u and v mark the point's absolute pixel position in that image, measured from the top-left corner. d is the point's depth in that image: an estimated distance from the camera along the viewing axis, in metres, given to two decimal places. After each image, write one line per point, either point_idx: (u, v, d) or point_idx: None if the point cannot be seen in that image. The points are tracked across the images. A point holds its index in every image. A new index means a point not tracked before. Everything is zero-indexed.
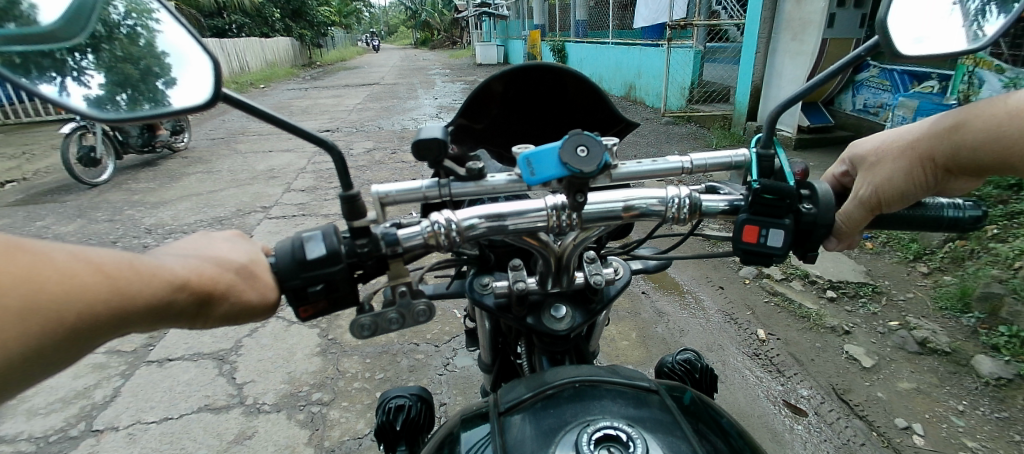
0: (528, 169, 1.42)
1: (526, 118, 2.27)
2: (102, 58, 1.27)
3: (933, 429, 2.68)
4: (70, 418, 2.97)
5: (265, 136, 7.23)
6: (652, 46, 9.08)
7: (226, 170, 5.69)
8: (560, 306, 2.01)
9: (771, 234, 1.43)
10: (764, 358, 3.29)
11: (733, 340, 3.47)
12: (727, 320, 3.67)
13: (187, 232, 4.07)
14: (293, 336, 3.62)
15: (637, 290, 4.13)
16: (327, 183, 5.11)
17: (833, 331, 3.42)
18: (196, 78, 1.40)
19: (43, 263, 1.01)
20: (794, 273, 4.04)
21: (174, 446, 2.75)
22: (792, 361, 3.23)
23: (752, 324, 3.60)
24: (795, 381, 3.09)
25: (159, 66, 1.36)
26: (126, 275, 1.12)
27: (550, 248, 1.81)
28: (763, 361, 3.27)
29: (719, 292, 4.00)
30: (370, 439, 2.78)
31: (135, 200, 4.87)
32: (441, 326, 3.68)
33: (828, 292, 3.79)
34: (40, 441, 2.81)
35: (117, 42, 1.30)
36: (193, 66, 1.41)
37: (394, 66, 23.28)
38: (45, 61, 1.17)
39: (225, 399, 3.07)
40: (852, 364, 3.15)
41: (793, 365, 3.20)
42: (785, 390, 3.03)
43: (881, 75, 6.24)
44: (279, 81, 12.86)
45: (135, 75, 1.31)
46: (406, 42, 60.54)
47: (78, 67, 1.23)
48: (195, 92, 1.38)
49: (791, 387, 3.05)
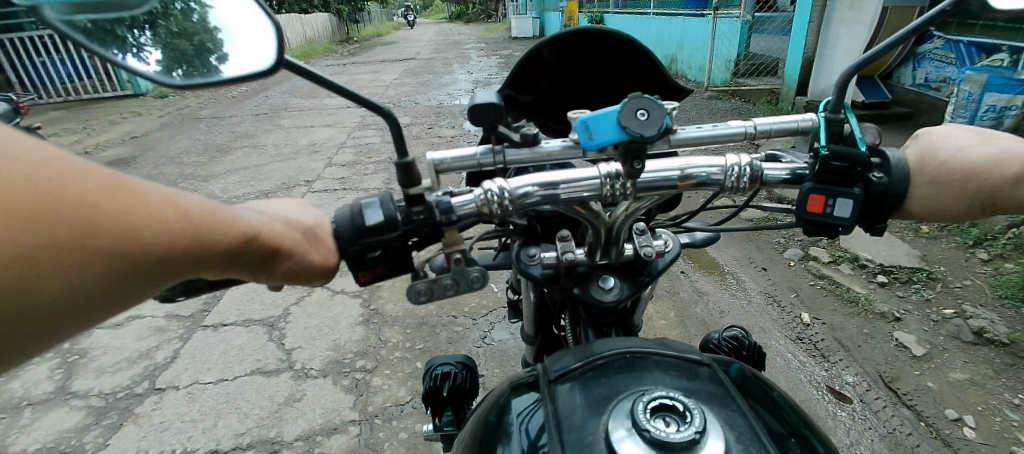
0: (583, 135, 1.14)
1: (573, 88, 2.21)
2: (159, 35, 1.11)
3: (985, 422, 2.57)
4: (136, 377, 3.19)
5: (307, 111, 7.39)
6: (696, 18, 8.72)
7: (271, 144, 5.87)
8: (610, 278, 1.56)
9: (839, 203, 1.16)
10: (808, 342, 3.21)
11: (774, 323, 3.39)
12: (770, 302, 3.58)
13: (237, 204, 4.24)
14: (337, 306, 3.75)
15: (675, 269, 4.08)
16: (367, 158, 5.20)
17: (883, 317, 3.29)
18: (249, 51, 1.20)
19: (124, 196, 0.70)
20: (842, 257, 3.90)
21: (229, 406, 2.93)
22: (837, 346, 3.14)
23: (796, 307, 3.51)
24: (840, 367, 3.00)
25: (213, 41, 1.17)
26: (216, 224, 0.81)
27: (597, 217, 1.40)
28: (806, 346, 3.19)
29: (762, 275, 3.89)
30: (411, 406, 2.88)
31: (188, 173, 5.10)
32: (479, 300, 3.73)
33: (878, 277, 3.65)
34: (110, 397, 3.04)
35: (172, 19, 1.15)
36: (247, 39, 1.20)
37: (430, 42, 23.25)
38: (105, 34, 1.03)
39: (275, 364, 3.23)
40: (901, 352, 3.03)
41: (839, 350, 3.11)
42: (829, 376, 2.96)
43: (946, 47, 5.82)
44: (319, 57, 13.07)
45: (190, 49, 1.13)
46: (443, 16, 60.20)
47: (137, 44, 1.08)
48: (256, 58, 1.18)
49: (835, 373, 2.97)
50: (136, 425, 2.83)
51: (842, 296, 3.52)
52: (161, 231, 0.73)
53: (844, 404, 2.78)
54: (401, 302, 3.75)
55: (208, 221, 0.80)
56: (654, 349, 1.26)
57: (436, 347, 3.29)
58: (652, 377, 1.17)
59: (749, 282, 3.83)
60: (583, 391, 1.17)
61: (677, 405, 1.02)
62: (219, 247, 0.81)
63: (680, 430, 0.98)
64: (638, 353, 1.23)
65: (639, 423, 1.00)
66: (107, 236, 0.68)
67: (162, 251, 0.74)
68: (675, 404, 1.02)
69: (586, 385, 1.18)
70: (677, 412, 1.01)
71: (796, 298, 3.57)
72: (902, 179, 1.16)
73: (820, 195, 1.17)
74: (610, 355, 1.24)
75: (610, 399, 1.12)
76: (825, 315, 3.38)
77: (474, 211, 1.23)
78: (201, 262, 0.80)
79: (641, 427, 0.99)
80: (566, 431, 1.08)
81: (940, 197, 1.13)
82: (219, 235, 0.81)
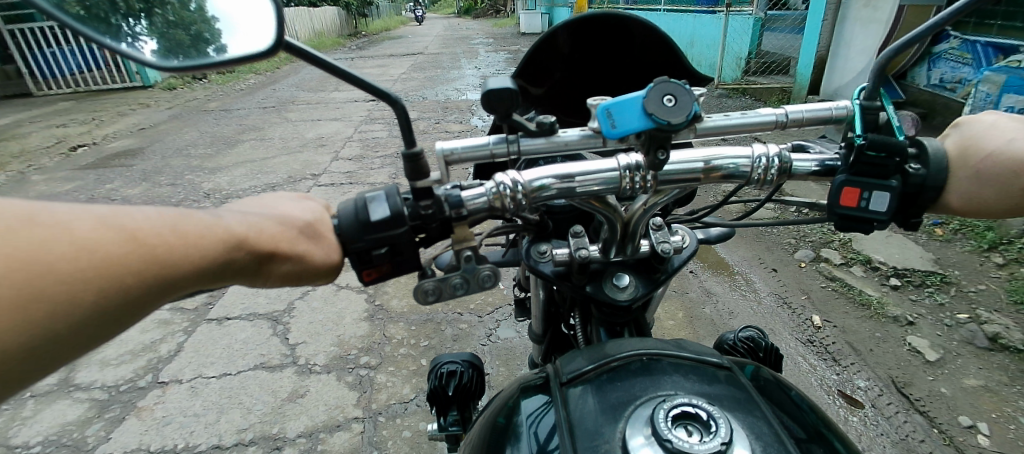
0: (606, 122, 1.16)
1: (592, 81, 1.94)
2: (157, 23, 1.12)
3: (999, 430, 2.54)
4: (141, 369, 3.21)
5: (314, 105, 7.40)
6: (707, 14, 8.65)
7: (277, 137, 5.88)
8: (625, 275, 1.52)
9: (877, 197, 1.15)
10: (819, 345, 3.18)
11: (785, 325, 3.36)
12: (779, 304, 3.56)
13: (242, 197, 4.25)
14: (342, 301, 3.75)
15: (684, 269, 4.04)
16: (373, 152, 5.20)
17: (895, 321, 3.26)
18: (246, 33, 1.14)
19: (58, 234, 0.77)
20: (855, 259, 3.85)
21: (233, 400, 2.94)
22: (849, 349, 3.11)
23: (807, 309, 3.47)
24: (852, 370, 2.98)
25: (208, 28, 1.14)
26: (165, 242, 0.87)
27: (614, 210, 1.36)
28: (817, 348, 3.16)
29: (772, 276, 3.86)
30: (415, 404, 2.88)
31: (194, 165, 5.10)
32: (485, 298, 3.73)
33: (891, 280, 3.60)
34: (115, 388, 3.06)
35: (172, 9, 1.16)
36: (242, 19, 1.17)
37: (438, 36, 23.19)
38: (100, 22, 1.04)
39: (279, 358, 3.24)
40: (915, 357, 3.00)
41: (850, 354, 3.08)
42: (841, 380, 2.93)
43: (962, 47, 5.73)
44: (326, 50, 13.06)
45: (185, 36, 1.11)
46: (450, 11, 60.06)
47: (134, 33, 1.08)
48: (252, 33, 1.12)
49: (847, 377, 2.94)
50: (139, 418, 2.84)
51: (854, 299, 3.49)
52: (101, 262, 0.80)
53: (855, 410, 2.75)
54: (406, 298, 3.75)
55: (158, 241, 0.86)
56: (667, 351, 1.21)
57: (440, 343, 3.30)
58: (670, 381, 1.12)
59: (760, 283, 3.80)
60: (596, 393, 1.11)
61: (701, 411, 0.97)
62: (177, 267, 0.88)
63: (707, 439, 0.92)
64: (653, 356, 1.18)
65: (661, 431, 0.94)
66: (54, 272, 0.76)
67: (112, 274, 0.82)
68: (698, 411, 0.97)
69: (599, 388, 1.13)
70: (700, 419, 0.95)
71: (807, 300, 3.55)
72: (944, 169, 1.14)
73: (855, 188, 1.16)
74: (625, 357, 1.19)
75: (627, 404, 1.07)
76: (836, 317, 3.36)
77: (487, 203, 1.24)
78: (165, 282, 0.88)
79: (662, 435, 0.93)
80: (580, 436, 1.03)
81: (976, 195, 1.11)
82: (172, 254, 0.88)
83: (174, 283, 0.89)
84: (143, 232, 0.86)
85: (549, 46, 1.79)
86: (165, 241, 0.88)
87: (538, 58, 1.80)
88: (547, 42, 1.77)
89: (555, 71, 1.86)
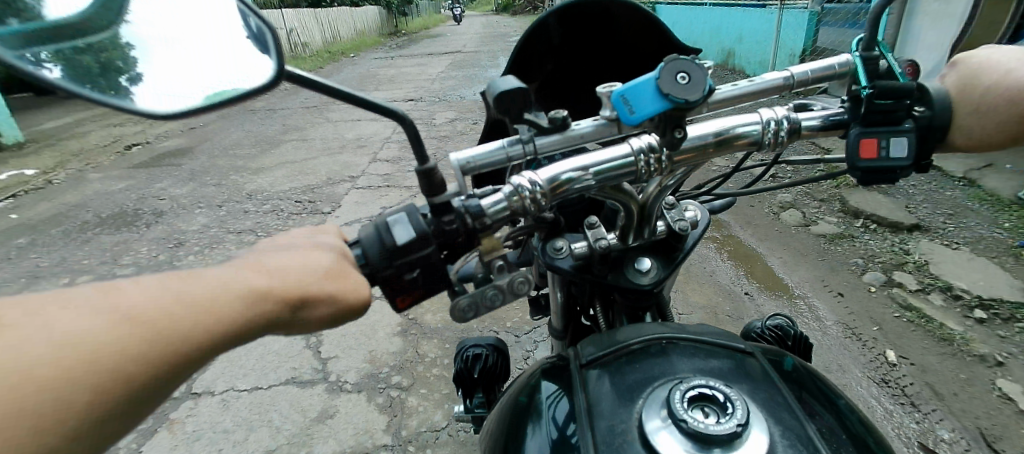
0: (621, 109, 0.96)
1: (584, 75, 1.68)
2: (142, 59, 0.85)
3: None
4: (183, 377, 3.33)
5: (354, 105, 7.49)
6: (760, 8, 8.26)
7: (319, 138, 6.00)
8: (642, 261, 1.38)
9: (894, 145, 0.99)
10: (894, 387, 2.69)
11: (853, 360, 2.87)
12: (843, 313, 3.22)
13: (281, 200, 4.34)
14: (376, 314, 3.78)
15: (738, 290, 3.51)
16: (411, 154, 5.21)
17: (982, 361, 2.75)
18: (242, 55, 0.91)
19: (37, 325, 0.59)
20: (933, 284, 3.28)
21: (264, 417, 3.00)
22: (928, 393, 2.63)
23: (879, 342, 2.96)
24: (933, 419, 2.50)
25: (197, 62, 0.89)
26: (162, 316, 0.65)
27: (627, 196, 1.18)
28: (893, 391, 2.67)
29: (838, 302, 3.31)
30: (446, 433, 2.84)
31: (239, 165, 5.27)
32: (520, 314, 3.67)
33: (976, 312, 3.04)
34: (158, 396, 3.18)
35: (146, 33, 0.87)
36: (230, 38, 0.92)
37: (479, 33, 23.22)
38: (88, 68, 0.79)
39: (311, 373, 3.28)
40: (1006, 406, 2.50)
41: (931, 398, 2.59)
42: (921, 430, 2.45)
43: None
44: (369, 48, 13.27)
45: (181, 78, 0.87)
46: (491, 8, 60.26)
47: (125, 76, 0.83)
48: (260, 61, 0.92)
49: (928, 427, 2.47)
50: (173, 431, 2.94)
51: (929, 309, 3.12)
52: (81, 356, 0.59)
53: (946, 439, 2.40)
54: (440, 313, 3.74)
55: (151, 318, 0.65)
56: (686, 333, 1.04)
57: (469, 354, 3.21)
58: (684, 363, 0.95)
59: (818, 289, 3.44)
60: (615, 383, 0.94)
61: (718, 392, 0.82)
62: (177, 345, 0.65)
63: (724, 421, 0.78)
64: (670, 339, 1.00)
65: (676, 411, 0.80)
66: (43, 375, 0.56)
67: (95, 376, 0.59)
68: (715, 392, 0.83)
69: (615, 373, 0.98)
70: (717, 401, 0.81)
71: (875, 309, 3.19)
72: (948, 108, 0.98)
73: (872, 138, 1.00)
74: (642, 341, 1.02)
75: (644, 387, 0.92)
76: (914, 332, 2.99)
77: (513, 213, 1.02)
78: (171, 366, 0.65)
79: (678, 417, 0.81)
80: (597, 418, 0.88)
81: (980, 127, 0.95)
82: (174, 328, 0.65)
83: (177, 364, 0.66)
84: (128, 312, 0.64)
85: (539, 37, 1.55)
86: (164, 315, 0.66)
87: (529, 52, 1.56)
88: (537, 32, 1.53)
89: (552, 66, 1.62)
